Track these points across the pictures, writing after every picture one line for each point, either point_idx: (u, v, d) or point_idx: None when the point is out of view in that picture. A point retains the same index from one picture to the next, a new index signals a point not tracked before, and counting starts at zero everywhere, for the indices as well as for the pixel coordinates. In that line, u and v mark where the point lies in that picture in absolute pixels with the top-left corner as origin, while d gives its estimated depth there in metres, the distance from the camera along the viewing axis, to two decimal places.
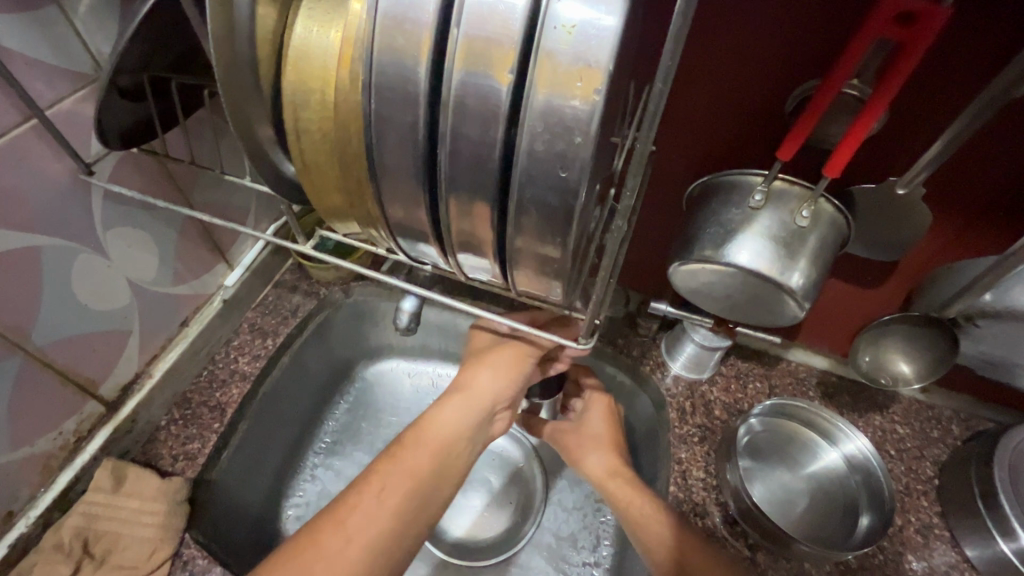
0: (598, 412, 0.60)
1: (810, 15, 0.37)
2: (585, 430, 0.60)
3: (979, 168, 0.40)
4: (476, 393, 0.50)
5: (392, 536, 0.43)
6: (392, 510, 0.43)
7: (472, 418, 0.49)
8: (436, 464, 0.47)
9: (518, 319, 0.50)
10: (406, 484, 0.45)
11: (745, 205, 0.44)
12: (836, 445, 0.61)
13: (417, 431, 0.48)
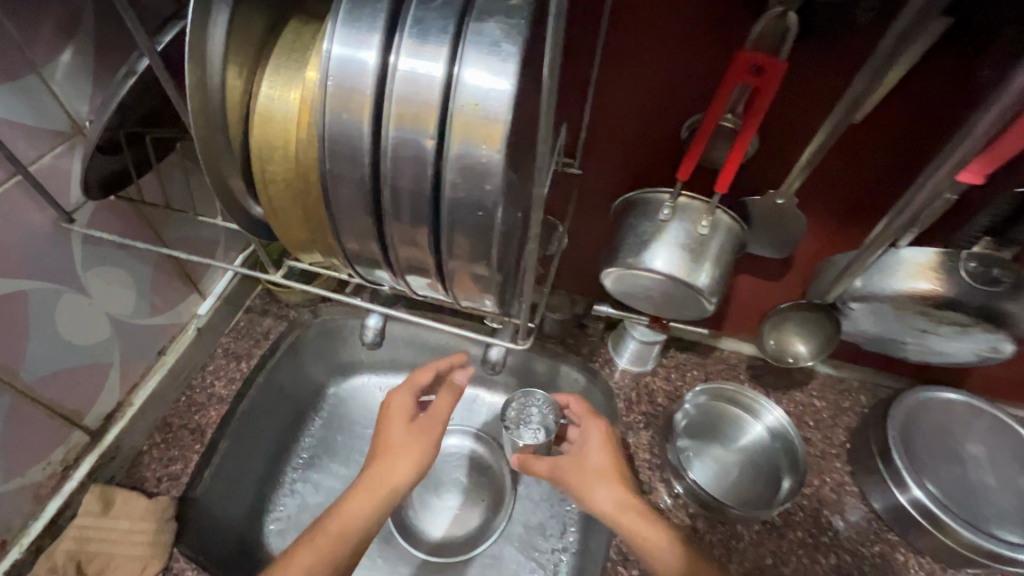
0: (597, 441, 0.63)
1: (692, 60, 0.45)
2: (586, 461, 0.62)
3: (840, 177, 0.49)
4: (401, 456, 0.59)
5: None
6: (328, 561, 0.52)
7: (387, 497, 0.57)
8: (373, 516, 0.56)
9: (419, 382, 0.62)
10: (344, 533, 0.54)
11: (656, 219, 0.52)
12: (759, 418, 0.69)
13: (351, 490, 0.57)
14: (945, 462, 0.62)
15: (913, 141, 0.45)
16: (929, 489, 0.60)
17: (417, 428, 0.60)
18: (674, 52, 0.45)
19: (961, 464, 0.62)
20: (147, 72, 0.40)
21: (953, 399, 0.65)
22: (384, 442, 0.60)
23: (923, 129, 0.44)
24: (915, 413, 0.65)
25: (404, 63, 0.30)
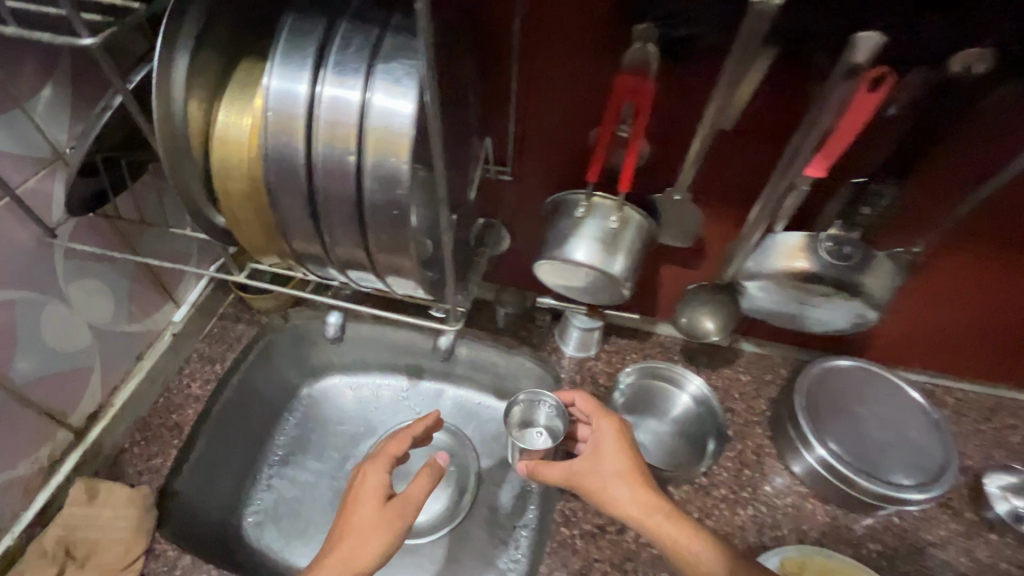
0: (612, 440, 0.63)
1: (590, 79, 0.53)
2: (602, 461, 0.62)
3: (726, 174, 0.57)
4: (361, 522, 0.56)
5: None
6: None
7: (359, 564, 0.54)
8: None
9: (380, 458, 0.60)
10: None
11: (573, 217, 0.60)
12: (685, 389, 0.77)
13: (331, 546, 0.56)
14: (845, 423, 0.71)
15: (776, 142, 0.53)
16: (832, 448, 0.68)
17: (389, 511, 0.57)
18: (575, 73, 0.53)
19: (862, 422, 0.71)
20: (119, 106, 0.47)
21: (852, 367, 0.74)
22: (351, 520, 0.57)
23: (783, 132, 0.52)
24: (821, 380, 0.73)
25: (330, 90, 0.38)
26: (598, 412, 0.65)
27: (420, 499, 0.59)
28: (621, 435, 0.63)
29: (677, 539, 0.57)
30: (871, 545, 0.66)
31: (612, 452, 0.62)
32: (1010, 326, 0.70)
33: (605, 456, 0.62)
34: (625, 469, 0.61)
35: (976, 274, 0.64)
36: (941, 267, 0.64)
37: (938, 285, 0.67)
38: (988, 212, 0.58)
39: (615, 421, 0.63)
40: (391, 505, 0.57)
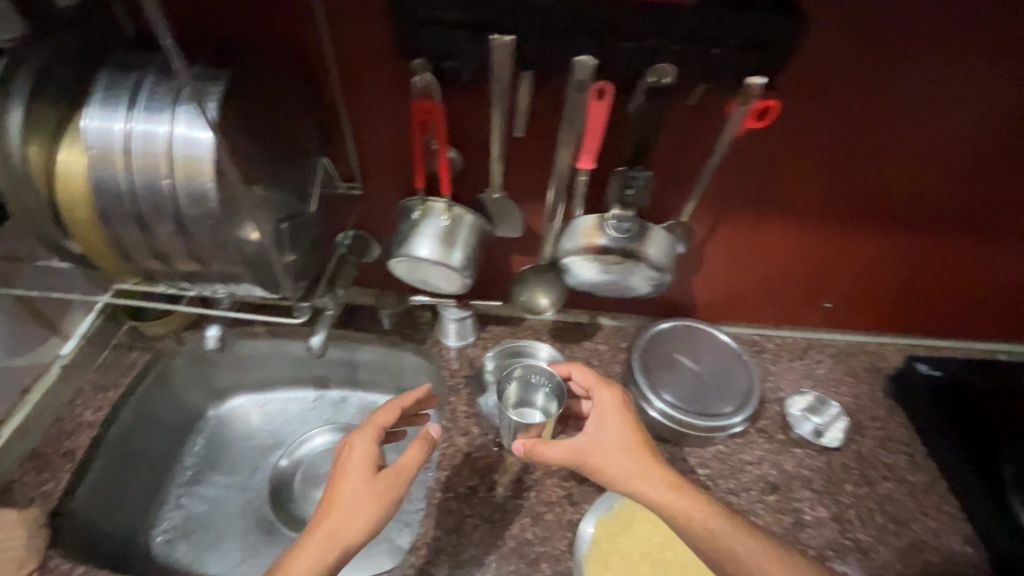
0: (613, 410, 0.68)
1: (400, 102, 0.63)
2: (600, 429, 0.67)
3: (531, 172, 0.69)
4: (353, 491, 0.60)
5: None
6: None
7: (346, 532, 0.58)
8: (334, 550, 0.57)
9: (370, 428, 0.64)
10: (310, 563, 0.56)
11: (411, 220, 0.70)
12: (540, 358, 0.88)
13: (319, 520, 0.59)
14: (677, 377, 0.83)
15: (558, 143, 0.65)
16: (666, 399, 0.80)
17: (379, 483, 0.61)
18: (387, 97, 0.63)
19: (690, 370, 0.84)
20: None
21: (681, 327, 0.89)
22: (337, 494, 0.60)
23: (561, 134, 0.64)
24: (655, 344, 0.87)
25: (139, 129, 0.47)
26: (593, 386, 0.71)
27: (409, 475, 0.62)
28: (619, 406, 0.69)
29: (669, 500, 0.62)
30: (701, 471, 0.79)
31: (611, 425, 0.67)
32: (793, 274, 0.84)
33: (605, 429, 0.67)
34: (625, 440, 0.66)
35: (750, 232, 0.78)
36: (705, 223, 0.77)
37: (705, 237, 0.79)
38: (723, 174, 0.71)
39: (615, 396, 0.69)
40: (379, 481, 0.61)
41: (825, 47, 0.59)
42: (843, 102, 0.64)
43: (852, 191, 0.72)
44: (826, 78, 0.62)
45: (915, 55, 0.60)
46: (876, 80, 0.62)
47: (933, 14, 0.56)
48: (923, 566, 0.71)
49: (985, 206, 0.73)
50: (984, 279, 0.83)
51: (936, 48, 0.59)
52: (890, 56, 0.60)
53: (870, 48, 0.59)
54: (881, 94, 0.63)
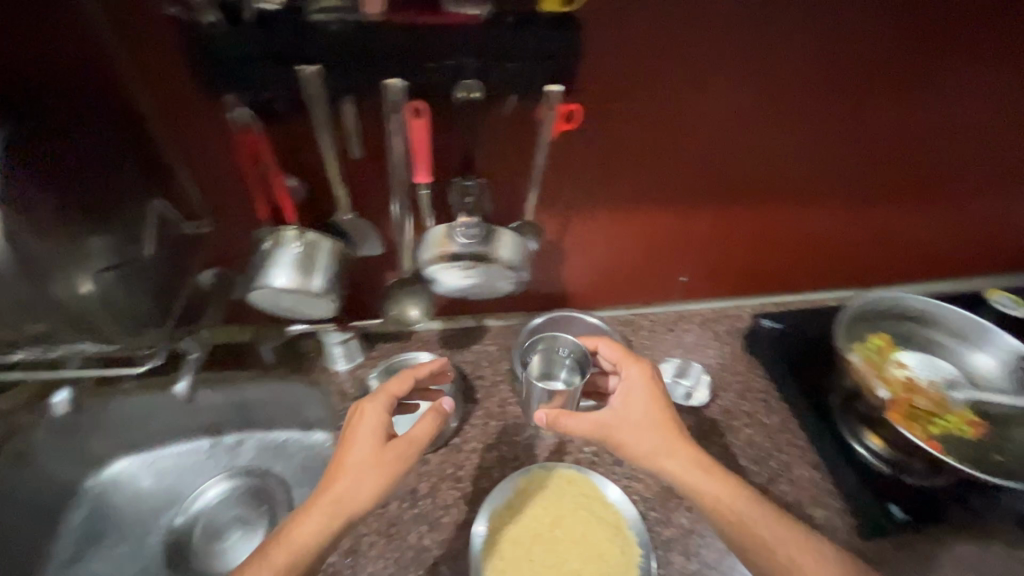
0: (642, 384, 0.71)
1: (224, 136, 0.64)
2: (630, 403, 0.70)
3: (375, 189, 0.71)
4: (358, 458, 0.65)
5: (297, 564, 0.61)
6: (289, 552, 0.61)
7: (352, 501, 0.63)
8: (340, 515, 0.62)
9: (378, 399, 0.69)
10: (312, 530, 0.62)
11: (264, 249, 0.70)
12: (423, 367, 0.91)
13: (327, 486, 0.64)
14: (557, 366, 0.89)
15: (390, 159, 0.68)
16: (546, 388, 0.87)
17: (385, 455, 0.65)
18: (209, 132, 0.64)
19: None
20: None
21: (559, 316, 0.93)
22: (347, 459, 0.65)
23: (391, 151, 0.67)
24: (533, 339, 0.92)
25: None
26: (622, 359, 0.74)
27: (418, 448, 0.67)
28: (649, 382, 0.71)
29: (684, 473, 0.66)
30: (587, 449, 0.83)
31: (638, 399, 0.70)
32: (649, 254, 0.91)
33: (629, 405, 0.70)
34: (647, 415, 0.69)
35: (601, 222, 0.83)
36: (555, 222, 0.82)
37: (560, 232, 0.84)
38: (559, 176, 0.75)
39: (644, 370, 0.72)
40: (388, 450, 0.66)
41: (624, 48, 0.64)
42: (654, 95, 0.69)
43: (683, 174, 0.79)
44: (633, 76, 0.67)
45: (704, 49, 0.66)
46: (675, 76, 0.68)
47: (709, 12, 0.63)
48: (783, 496, 0.79)
49: (793, 175, 0.83)
50: (812, 237, 0.94)
51: (719, 41, 0.66)
52: (682, 51, 0.66)
53: (662, 46, 0.65)
54: (684, 85, 0.69)
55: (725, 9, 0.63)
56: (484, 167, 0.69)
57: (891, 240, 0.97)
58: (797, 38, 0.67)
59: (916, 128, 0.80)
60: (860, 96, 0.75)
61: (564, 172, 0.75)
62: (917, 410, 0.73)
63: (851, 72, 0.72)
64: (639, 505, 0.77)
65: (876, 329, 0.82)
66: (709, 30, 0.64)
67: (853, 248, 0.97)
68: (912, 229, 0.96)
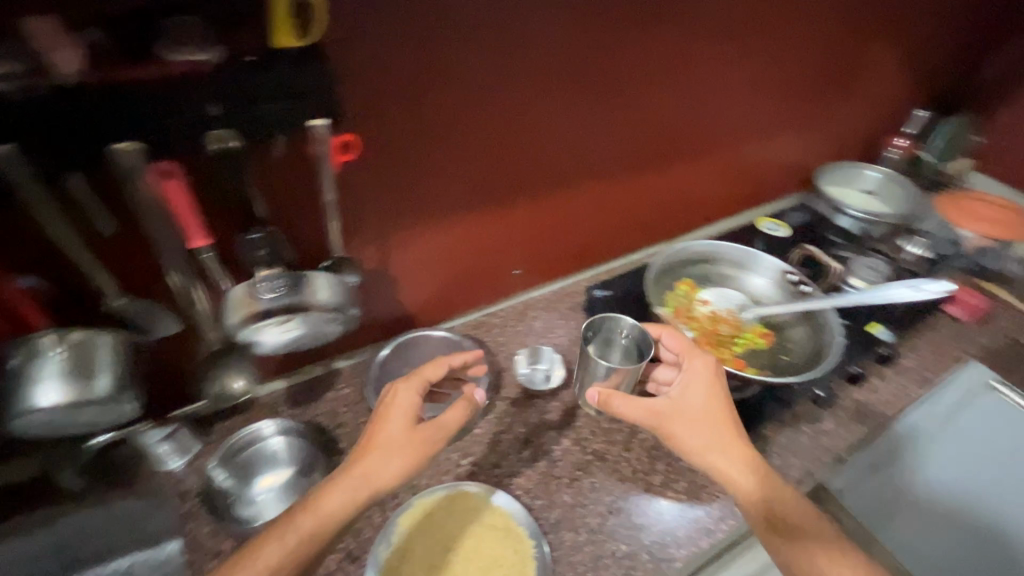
0: (701, 383, 0.72)
1: None
2: (687, 400, 0.71)
3: (147, 264, 0.63)
4: (390, 434, 0.70)
5: (314, 532, 0.65)
6: (308, 526, 0.65)
7: (378, 476, 0.67)
8: (368, 486, 0.67)
9: (418, 380, 0.74)
10: (336, 504, 0.66)
11: (11, 368, 0.56)
12: (270, 435, 0.83)
13: (359, 459, 0.69)
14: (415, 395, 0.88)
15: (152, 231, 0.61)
16: None
17: (418, 435, 0.70)
18: None
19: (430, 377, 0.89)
20: None
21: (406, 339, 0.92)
22: (379, 437, 0.70)
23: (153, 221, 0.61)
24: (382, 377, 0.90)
25: None
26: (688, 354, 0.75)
27: (446, 432, 0.72)
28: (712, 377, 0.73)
29: (728, 473, 0.68)
30: (465, 462, 0.84)
31: (701, 391, 0.71)
32: (481, 254, 0.93)
33: (687, 395, 0.71)
34: (707, 407, 0.70)
35: (424, 235, 0.83)
36: (373, 250, 0.79)
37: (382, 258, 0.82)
38: (360, 202, 0.73)
39: (705, 365, 0.72)
40: (419, 431, 0.71)
41: (391, 63, 0.64)
42: (435, 104, 0.70)
43: (488, 172, 0.82)
44: (409, 88, 0.67)
45: (469, 54, 0.69)
46: (441, 84, 0.69)
47: (453, 22, 0.65)
48: (643, 444, 0.87)
49: (581, 156, 0.90)
50: (615, 207, 1.03)
51: (483, 45, 0.69)
52: (450, 59, 0.68)
53: (430, 57, 0.66)
54: (462, 91, 0.71)
55: (476, 14, 0.66)
56: (269, 215, 0.66)
57: (683, 195, 1.12)
58: (540, 36, 0.73)
59: (666, 99, 0.93)
60: (616, 76, 0.84)
61: (362, 197, 0.72)
62: (722, 337, 0.86)
63: (603, 57, 0.80)
64: (523, 499, 0.80)
65: (679, 276, 0.94)
66: (468, 36, 0.67)
67: (657, 207, 1.10)
68: (696, 182, 1.11)
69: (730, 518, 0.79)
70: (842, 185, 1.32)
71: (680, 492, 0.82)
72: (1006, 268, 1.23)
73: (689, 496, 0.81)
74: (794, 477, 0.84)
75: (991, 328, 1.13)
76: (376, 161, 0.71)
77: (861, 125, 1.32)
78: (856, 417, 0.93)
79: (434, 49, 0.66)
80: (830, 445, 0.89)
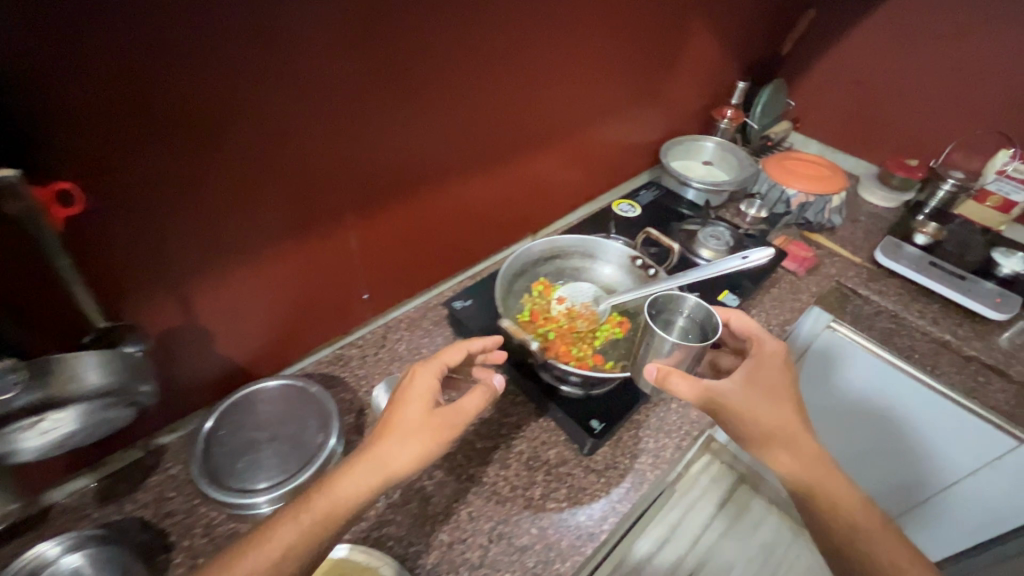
0: (773, 365, 0.74)
1: None
2: (761, 380, 0.73)
3: None
4: (408, 412, 0.69)
5: (326, 517, 0.62)
6: (322, 509, 0.62)
7: (391, 465, 0.65)
8: (384, 469, 0.65)
9: (443, 355, 0.74)
10: (354, 486, 0.63)
11: None
12: (63, 554, 0.63)
13: (380, 435, 0.68)
14: (260, 458, 0.73)
15: None
16: (260, 487, 0.70)
17: (436, 419, 0.69)
18: None
19: (271, 436, 0.76)
20: None
21: (234, 398, 0.78)
22: (396, 421, 0.68)
23: None
24: (209, 449, 0.72)
25: None
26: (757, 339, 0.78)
27: (463, 420, 0.70)
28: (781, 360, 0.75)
29: (795, 454, 0.68)
30: None
31: (773, 371, 0.73)
32: (315, 283, 0.85)
33: (756, 374, 0.73)
34: (776, 382, 0.72)
35: (235, 276, 0.73)
36: (162, 308, 0.67)
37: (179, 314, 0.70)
38: (123, 256, 0.61)
39: (778, 350, 0.76)
40: (437, 415, 0.69)
41: (124, 90, 0.53)
42: (196, 133, 0.60)
43: (296, 194, 0.74)
44: (160, 118, 0.57)
45: (234, 70, 0.59)
46: (199, 109, 0.59)
47: (194, 38, 0.55)
48: (519, 458, 0.84)
49: (402, 164, 0.85)
50: (455, 211, 1.00)
51: (250, 57, 0.60)
52: (209, 77, 0.58)
53: (178, 78, 0.56)
54: (235, 111, 0.62)
55: (229, 23, 0.57)
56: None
57: (526, 186, 1.12)
58: (316, 44, 0.65)
59: (484, 96, 0.90)
60: (422, 79, 0.79)
61: (125, 250, 0.61)
62: (578, 333, 0.84)
63: (401, 60, 0.74)
64: (395, 550, 0.72)
65: (535, 275, 0.91)
66: (226, 49, 0.58)
67: (501, 202, 1.09)
68: (536, 172, 1.12)
69: (612, 518, 0.77)
70: (683, 159, 1.41)
71: (561, 500, 0.79)
72: (825, 219, 1.35)
73: (569, 503, 0.79)
74: (667, 457, 0.86)
75: (822, 276, 1.25)
76: (137, 205, 0.60)
77: (692, 102, 1.40)
78: None
79: (182, 66, 0.55)
80: (697, 417, 0.92)
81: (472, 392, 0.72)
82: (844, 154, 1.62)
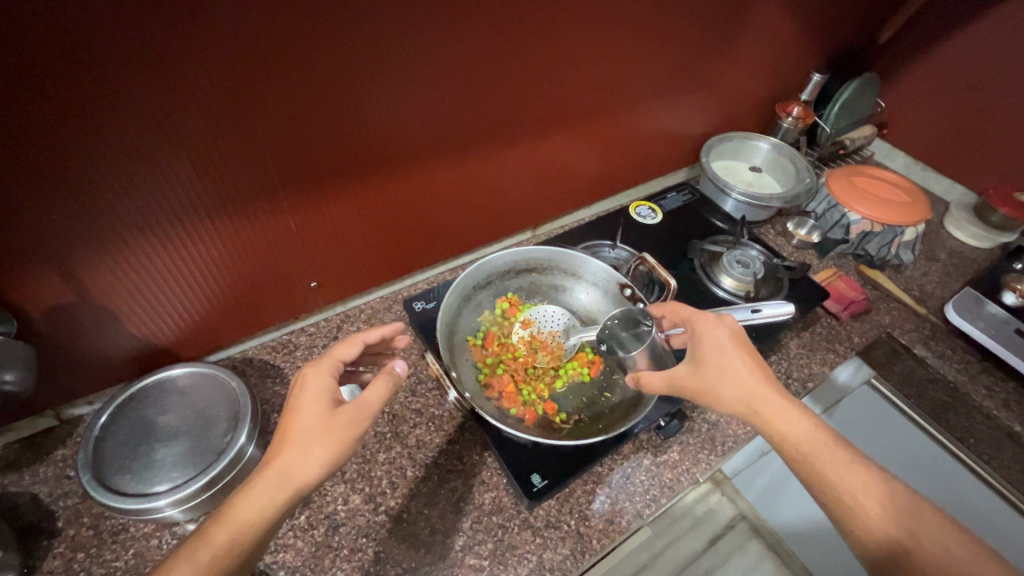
0: (721, 335, 0.64)
1: None
2: (708, 358, 0.63)
3: None
4: (305, 412, 0.56)
5: (236, 537, 0.49)
6: (231, 526, 0.50)
7: (295, 476, 0.52)
8: (289, 484, 0.52)
9: (332, 353, 0.61)
10: (259, 499, 0.51)
11: None
12: None
13: (279, 443, 0.54)
14: (160, 456, 0.67)
15: None
16: (159, 491, 0.64)
17: (334, 420, 0.55)
18: None
19: (180, 431, 0.70)
20: None
21: (143, 386, 0.73)
22: (293, 428, 0.54)
23: None
24: (104, 443, 0.67)
25: None
26: (691, 316, 0.67)
27: (370, 414, 0.57)
28: (715, 324, 0.64)
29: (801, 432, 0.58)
30: None
31: (722, 347, 0.63)
32: (250, 268, 0.75)
33: (708, 354, 0.63)
34: (729, 360, 0.62)
35: (153, 260, 0.65)
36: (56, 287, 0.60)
37: (80, 293, 0.63)
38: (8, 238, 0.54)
39: (714, 320, 0.65)
40: (340, 414, 0.55)
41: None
42: (90, 106, 0.50)
43: (228, 175, 0.63)
44: (36, 90, 0.47)
45: (121, 31, 0.47)
46: (91, 81, 0.49)
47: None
48: (449, 496, 0.73)
49: (371, 146, 0.72)
50: (438, 198, 0.87)
51: (153, 19, 0.48)
52: (72, 38, 0.46)
53: (8, 33, 0.43)
54: (125, 82, 0.50)
55: None
56: None
57: (527, 173, 0.96)
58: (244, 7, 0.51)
59: (480, 73, 0.74)
60: (397, 49, 0.64)
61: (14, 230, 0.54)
62: (536, 369, 0.73)
63: (367, 27, 0.60)
64: None
65: (501, 289, 0.80)
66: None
67: (494, 190, 0.94)
68: (540, 159, 0.95)
69: None
70: (729, 159, 1.21)
71: (483, 557, 0.68)
72: (890, 255, 1.11)
73: (492, 564, 0.68)
74: (621, 525, 0.72)
75: (869, 323, 1.04)
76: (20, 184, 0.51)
77: (751, 92, 1.17)
78: (706, 443, 0.82)
79: (10, 18, 0.43)
80: (670, 481, 0.77)
81: (371, 383, 0.58)
82: (936, 172, 1.34)
